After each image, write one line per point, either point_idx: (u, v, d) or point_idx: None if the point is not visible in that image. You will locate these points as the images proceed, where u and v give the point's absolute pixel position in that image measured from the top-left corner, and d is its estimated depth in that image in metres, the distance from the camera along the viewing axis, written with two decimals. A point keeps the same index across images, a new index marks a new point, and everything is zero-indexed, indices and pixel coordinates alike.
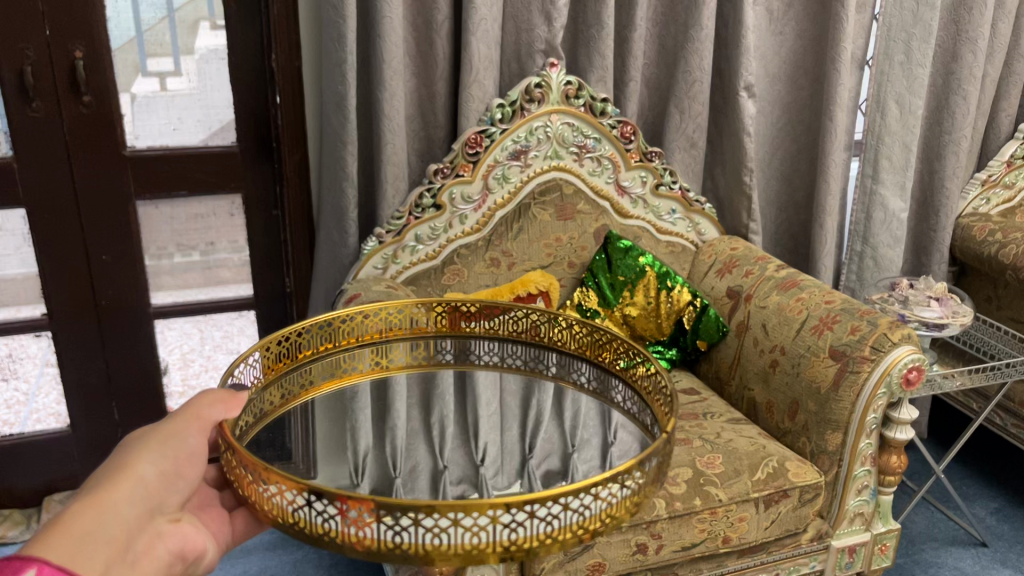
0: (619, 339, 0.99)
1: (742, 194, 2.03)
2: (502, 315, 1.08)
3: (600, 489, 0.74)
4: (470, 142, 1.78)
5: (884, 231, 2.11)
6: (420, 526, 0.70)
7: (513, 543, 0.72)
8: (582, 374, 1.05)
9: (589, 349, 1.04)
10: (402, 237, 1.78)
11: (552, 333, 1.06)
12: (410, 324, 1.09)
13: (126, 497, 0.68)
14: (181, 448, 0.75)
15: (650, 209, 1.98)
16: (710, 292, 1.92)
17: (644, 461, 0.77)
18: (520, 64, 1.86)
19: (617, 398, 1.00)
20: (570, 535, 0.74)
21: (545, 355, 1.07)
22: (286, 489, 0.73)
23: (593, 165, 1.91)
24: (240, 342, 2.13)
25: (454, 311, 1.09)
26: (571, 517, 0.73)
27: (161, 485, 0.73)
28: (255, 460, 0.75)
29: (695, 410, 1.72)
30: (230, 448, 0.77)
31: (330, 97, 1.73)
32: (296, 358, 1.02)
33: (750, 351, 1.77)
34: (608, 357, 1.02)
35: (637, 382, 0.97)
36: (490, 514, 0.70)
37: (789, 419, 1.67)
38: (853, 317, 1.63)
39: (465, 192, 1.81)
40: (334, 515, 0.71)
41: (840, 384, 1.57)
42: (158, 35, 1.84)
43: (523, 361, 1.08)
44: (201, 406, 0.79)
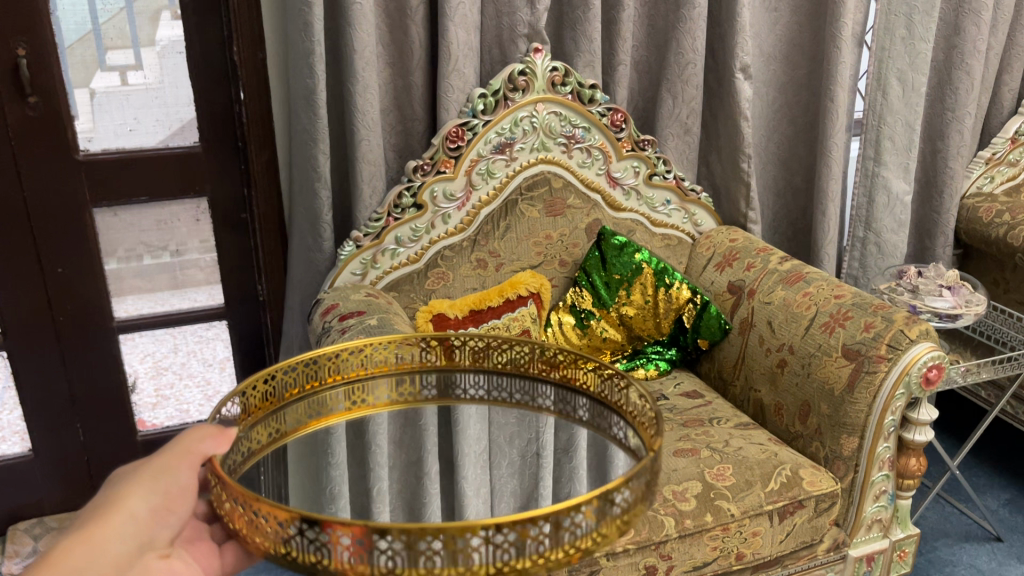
0: (617, 368, 0.83)
1: (740, 182, 1.91)
2: (502, 347, 0.91)
3: (593, 506, 0.64)
4: (451, 136, 1.66)
5: (888, 215, 2.01)
6: (412, 552, 0.60)
7: (507, 564, 0.62)
8: (580, 408, 0.89)
9: (587, 378, 0.89)
10: (382, 240, 1.66)
11: (546, 363, 0.91)
12: (401, 359, 0.94)
13: (108, 539, 0.62)
14: (173, 484, 0.67)
15: (643, 200, 1.86)
16: (709, 287, 1.82)
17: (631, 477, 0.66)
18: (502, 50, 1.73)
19: (614, 429, 0.85)
20: (562, 554, 0.64)
21: (543, 388, 0.92)
22: (275, 518, 0.63)
23: (583, 156, 1.79)
24: (213, 355, 2.00)
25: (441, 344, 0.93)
26: (565, 538, 0.63)
27: (151, 523, 0.65)
28: (244, 489, 0.64)
29: (700, 415, 1.61)
30: (219, 481, 0.66)
31: (299, 92, 1.60)
32: (284, 397, 0.88)
33: (755, 350, 1.68)
34: (605, 385, 0.87)
35: (637, 417, 0.81)
36: (483, 534, 0.61)
37: (800, 423, 1.57)
38: (866, 312, 1.53)
39: (447, 190, 1.69)
40: (324, 542, 0.61)
41: (856, 386, 1.47)
42: (115, 26, 1.70)
43: (517, 396, 0.93)
44: (191, 440, 0.69)
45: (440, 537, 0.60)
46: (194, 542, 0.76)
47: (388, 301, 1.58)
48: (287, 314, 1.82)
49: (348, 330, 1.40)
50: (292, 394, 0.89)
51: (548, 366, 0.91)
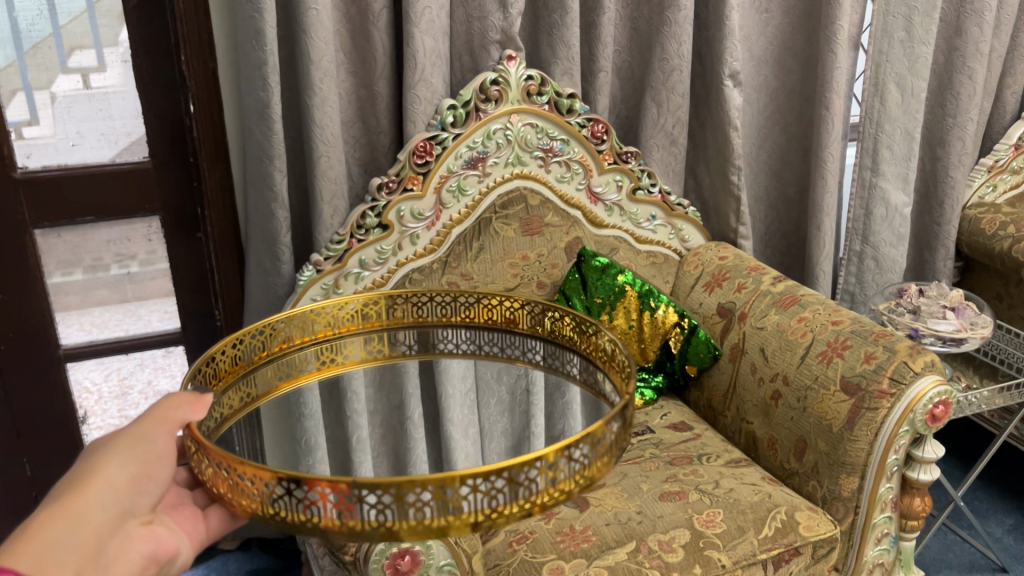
0: (591, 322, 1.07)
1: (729, 195, 1.79)
2: (454, 305, 1.20)
3: (550, 461, 0.81)
4: (418, 151, 1.54)
5: (886, 228, 1.90)
6: (401, 503, 0.77)
7: (483, 511, 0.79)
8: (561, 360, 1.14)
9: (564, 334, 1.13)
10: (344, 264, 1.54)
11: (523, 320, 1.17)
12: (364, 319, 1.21)
13: (89, 507, 0.73)
14: (151, 450, 0.81)
15: (627, 216, 1.74)
16: (698, 309, 1.70)
17: (587, 437, 0.83)
18: (474, 57, 1.61)
19: (597, 380, 1.07)
20: (515, 510, 0.81)
21: (523, 342, 1.18)
22: (264, 480, 0.79)
23: (562, 170, 1.66)
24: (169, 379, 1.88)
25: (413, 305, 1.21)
26: (521, 491, 0.80)
27: (132, 487, 0.78)
28: (227, 456, 0.81)
29: (689, 451, 1.50)
30: (201, 448, 0.84)
31: (252, 105, 1.48)
32: (273, 352, 1.14)
33: (747, 379, 1.56)
34: (582, 340, 1.11)
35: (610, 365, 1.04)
36: (464, 483, 0.77)
37: (795, 459, 1.46)
38: (866, 341, 1.42)
39: (415, 209, 1.56)
40: (309, 500, 0.78)
41: (857, 423, 1.36)
42: (79, 26, 1.58)
43: (499, 348, 1.19)
44: (169, 408, 0.85)
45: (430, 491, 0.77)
46: (179, 507, 0.91)
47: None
48: None
49: None
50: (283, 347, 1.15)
51: (529, 325, 1.17)
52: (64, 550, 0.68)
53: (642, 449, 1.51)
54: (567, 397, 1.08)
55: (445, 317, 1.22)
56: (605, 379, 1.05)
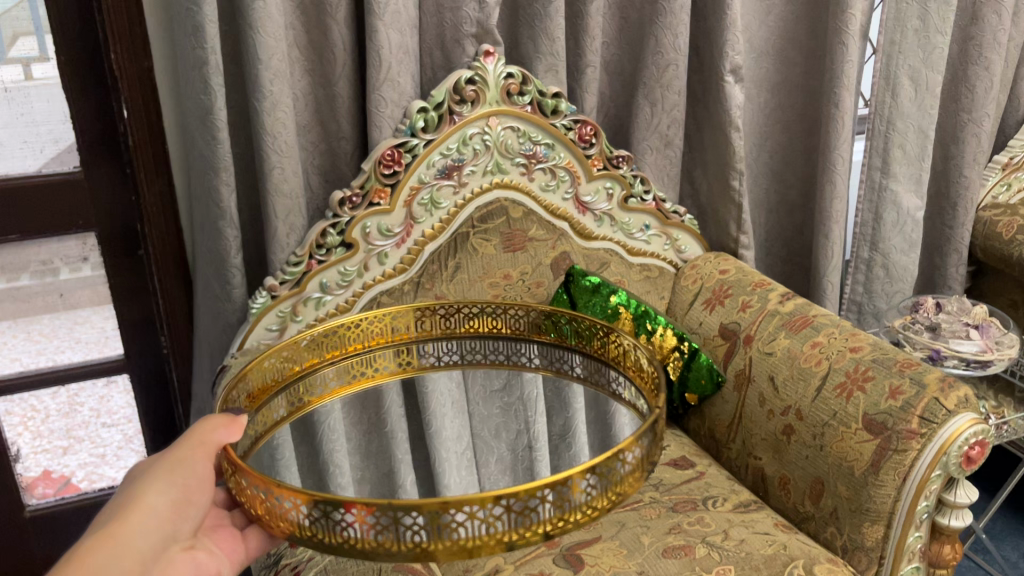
0: (598, 328, 1.13)
1: (730, 201, 1.63)
2: (462, 316, 1.24)
3: (584, 479, 0.79)
4: (385, 160, 1.36)
5: (897, 234, 1.76)
6: (438, 524, 0.76)
7: (518, 531, 0.78)
8: (562, 363, 1.20)
9: (565, 338, 1.19)
10: (303, 288, 1.37)
11: (526, 327, 1.22)
12: (370, 336, 1.22)
13: (129, 536, 0.80)
14: (190, 476, 0.88)
15: (618, 226, 1.58)
16: (698, 329, 1.54)
17: (618, 454, 0.82)
18: (446, 52, 1.43)
19: (609, 383, 1.14)
20: (545, 528, 0.79)
21: (524, 348, 1.23)
22: (300, 503, 0.78)
23: (547, 177, 1.50)
24: (112, 404, 1.72)
25: (409, 320, 1.24)
26: (553, 510, 0.79)
27: (173, 513, 0.87)
28: (265, 479, 0.81)
29: (693, 494, 1.35)
30: (235, 469, 0.84)
31: (193, 110, 1.29)
32: (270, 383, 1.10)
33: (755, 410, 1.41)
34: (587, 343, 1.17)
35: (626, 367, 1.10)
36: (500, 504, 0.76)
37: (811, 503, 1.32)
38: (890, 373, 1.27)
39: (383, 224, 1.39)
40: (349, 522, 0.77)
41: (883, 468, 1.21)
42: (19, 10, 1.38)
43: (503, 355, 1.23)
44: (206, 431, 0.89)
45: (468, 515, 0.76)
46: (218, 530, 0.95)
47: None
48: (196, 372, 1.52)
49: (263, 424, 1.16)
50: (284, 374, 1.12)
51: (530, 331, 1.22)
52: (109, 569, 0.76)
53: (640, 492, 1.35)
54: (568, 416, 1.08)
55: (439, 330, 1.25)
56: (623, 382, 1.10)
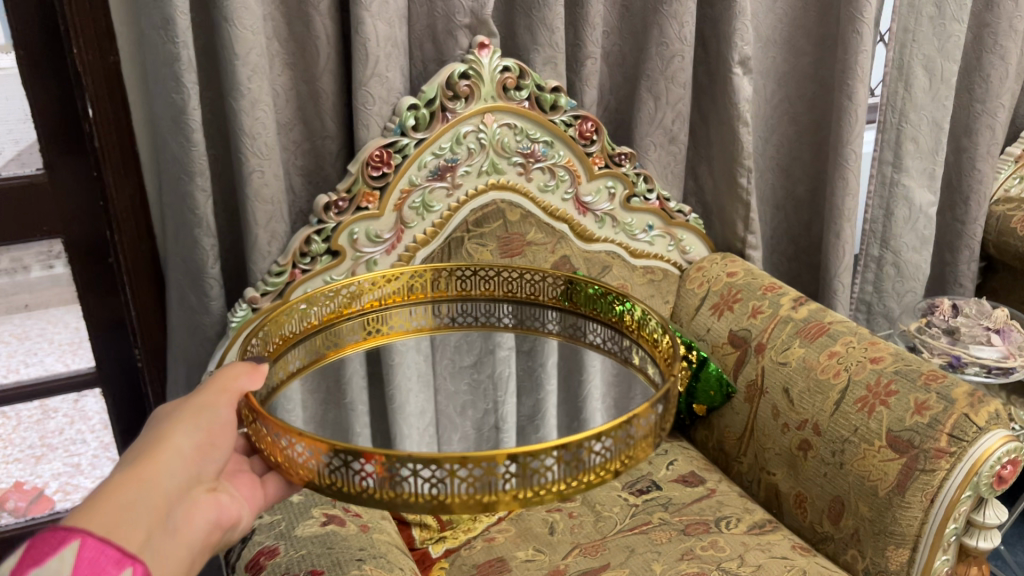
0: (585, 283, 1.12)
1: (737, 199, 1.55)
2: (447, 277, 1.17)
3: (603, 439, 0.75)
4: (374, 161, 1.27)
5: (909, 231, 1.68)
6: (456, 477, 0.72)
7: (535, 490, 0.73)
8: (536, 320, 1.17)
9: (540, 295, 1.17)
10: (286, 300, 1.28)
11: (501, 286, 1.18)
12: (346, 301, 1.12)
13: (158, 474, 0.73)
14: (214, 420, 0.82)
15: (620, 227, 1.49)
16: (705, 335, 1.46)
17: (635, 418, 0.78)
18: (437, 44, 1.33)
19: (588, 337, 1.13)
20: (562, 489, 0.75)
21: (496, 308, 1.18)
22: (319, 451, 0.74)
23: (545, 177, 1.41)
24: (86, 409, 1.66)
25: (394, 284, 1.16)
26: (570, 470, 0.74)
27: (198, 456, 0.79)
28: (285, 427, 0.76)
29: (705, 515, 1.27)
30: (255, 416, 0.80)
31: (164, 110, 1.19)
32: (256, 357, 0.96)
33: (767, 423, 1.34)
34: (565, 300, 1.15)
35: (610, 320, 1.10)
36: (518, 460, 0.72)
37: (830, 523, 1.24)
38: (915, 387, 1.19)
39: (372, 230, 1.30)
40: (366, 472, 0.73)
41: (909, 488, 1.14)
42: None
43: (475, 318, 1.18)
44: (228, 379, 0.85)
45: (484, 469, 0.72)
46: (237, 473, 0.92)
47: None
48: (172, 387, 1.42)
49: None
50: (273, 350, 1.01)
51: (504, 290, 1.18)
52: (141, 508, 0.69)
53: (649, 513, 1.28)
54: (538, 397, 1.07)
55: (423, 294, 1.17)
56: (609, 337, 1.11)
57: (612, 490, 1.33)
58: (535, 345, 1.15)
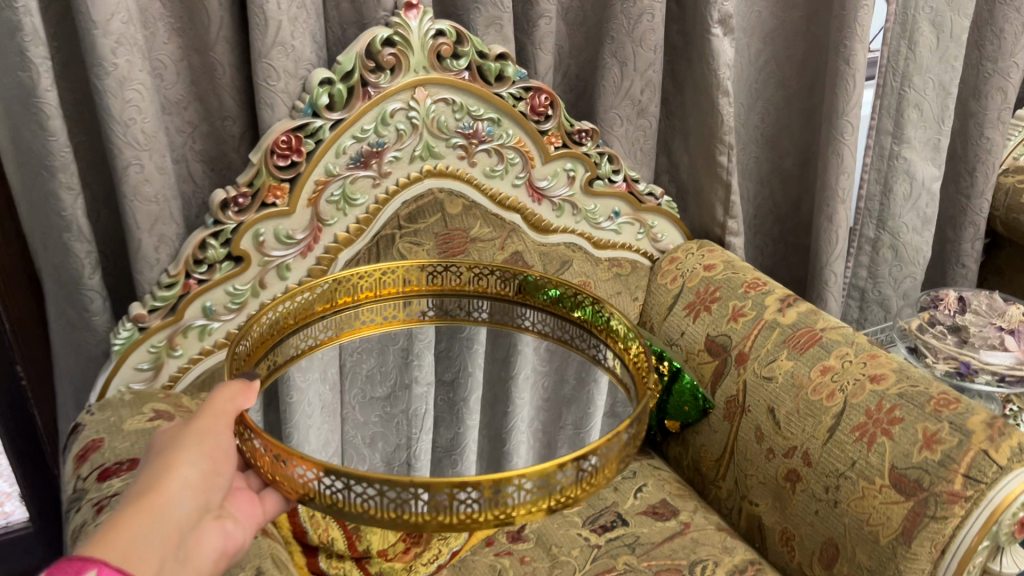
0: (524, 271, 1.02)
1: (716, 180, 1.34)
2: (403, 275, 1.04)
3: (597, 453, 0.72)
4: (280, 148, 1.05)
5: (909, 209, 1.49)
6: (454, 498, 0.68)
7: (531, 506, 0.71)
8: (470, 312, 1.06)
9: (466, 283, 1.05)
10: (180, 316, 1.08)
11: (441, 278, 1.05)
12: (301, 312, 0.97)
13: (166, 506, 0.66)
14: (218, 446, 0.73)
15: (582, 214, 1.29)
16: (678, 340, 1.27)
17: (620, 432, 0.74)
18: (357, 3, 1.10)
19: (527, 323, 1.04)
20: (552, 505, 0.72)
21: (421, 302, 1.06)
22: (312, 470, 0.70)
23: (492, 160, 1.20)
24: None
25: (364, 280, 1.03)
26: (563, 486, 0.71)
27: (206, 484, 0.70)
28: (279, 443, 0.72)
29: (677, 558, 1.10)
30: (256, 435, 0.74)
31: (12, 91, 0.96)
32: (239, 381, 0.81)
33: (749, 446, 1.16)
34: (502, 288, 1.04)
35: (548, 307, 1.03)
36: (517, 482, 0.69)
37: (821, 567, 1.08)
38: (924, 415, 1.01)
39: (282, 230, 1.09)
40: (361, 493, 0.69)
41: (917, 538, 0.96)
42: None
43: (395, 312, 1.05)
44: (224, 399, 0.75)
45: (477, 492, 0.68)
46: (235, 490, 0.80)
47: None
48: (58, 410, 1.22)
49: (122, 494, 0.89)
50: (249, 357, 0.87)
51: (440, 282, 1.05)
52: (148, 544, 0.62)
53: (613, 557, 1.10)
54: (458, 429, 0.94)
55: (394, 289, 1.05)
56: (552, 321, 1.03)
57: (571, 528, 1.16)
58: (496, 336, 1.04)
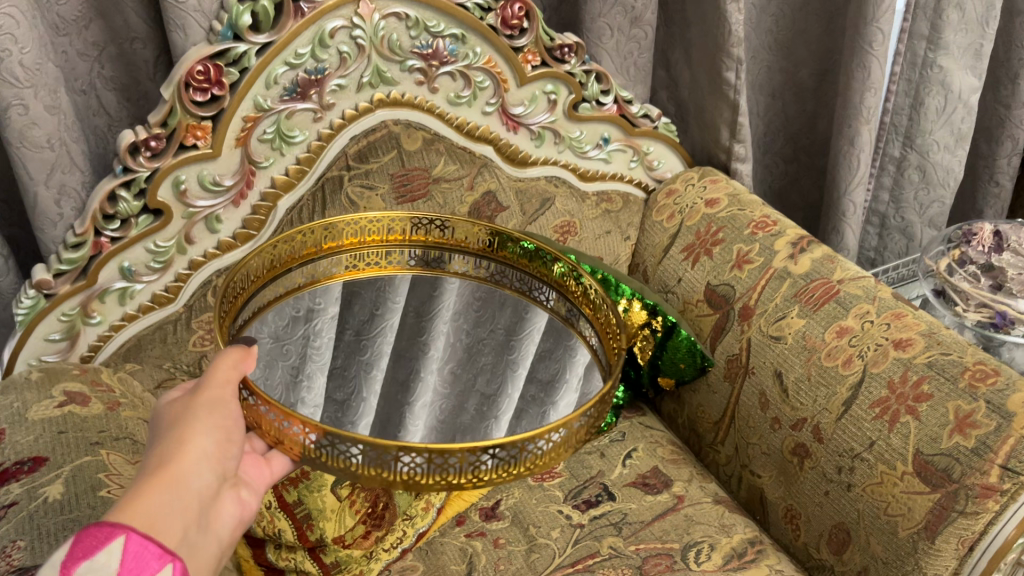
0: (468, 220, 0.90)
1: (721, 98, 1.16)
2: (353, 228, 0.88)
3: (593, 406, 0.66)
4: (196, 80, 0.87)
5: (942, 124, 1.30)
6: (456, 458, 0.60)
7: (533, 463, 0.63)
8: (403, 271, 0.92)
9: (420, 233, 0.91)
10: (94, 279, 0.92)
11: (374, 228, 0.90)
12: (265, 265, 0.80)
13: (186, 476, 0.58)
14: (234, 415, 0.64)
15: (564, 141, 1.14)
16: (675, 287, 1.13)
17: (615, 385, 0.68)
18: None
19: (450, 267, 0.93)
20: (546, 463, 0.65)
21: (330, 261, 0.88)
22: (303, 426, 0.61)
23: (456, 84, 1.03)
24: None
25: (331, 228, 0.86)
26: (562, 443, 0.64)
27: (224, 453, 0.62)
28: (267, 397, 0.62)
29: (669, 539, 0.99)
30: (249, 394, 0.63)
31: None
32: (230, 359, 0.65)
33: (752, 412, 1.03)
34: (445, 234, 0.92)
35: (486, 252, 0.92)
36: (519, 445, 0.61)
37: (830, 551, 0.96)
38: (958, 390, 0.86)
39: (208, 175, 0.93)
40: (356, 452, 0.60)
41: (943, 535, 0.84)
42: None
43: (309, 278, 0.87)
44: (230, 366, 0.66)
45: (366, 450, 0.59)
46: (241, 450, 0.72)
47: (123, 417, 0.88)
48: None
49: (19, 506, 0.75)
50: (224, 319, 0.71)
51: (366, 232, 0.89)
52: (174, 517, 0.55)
53: (597, 539, 0.98)
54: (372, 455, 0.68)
55: (357, 240, 0.89)
56: (499, 270, 0.92)
57: (552, 504, 1.04)
58: (425, 286, 0.91)
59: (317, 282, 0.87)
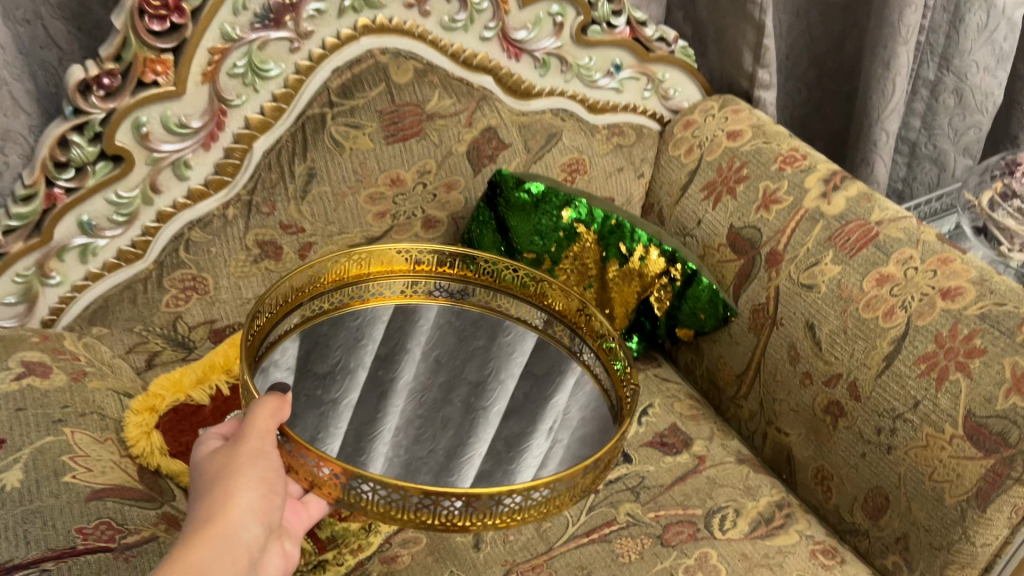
0: (481, 255, 0.84)
1: (744, 18, 1.05)
2: (357, 261, 0.81)
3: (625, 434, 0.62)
4: (152, 6, 0.76)
5: (983, 43, 1.18)
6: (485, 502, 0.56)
7: (562, 499, 0.59)
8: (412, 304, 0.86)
9: (425, 265, 0.85)
10: (49, 236, 0.82)
11: (377, 260, 0.82)
12: (273, 310, 0.72)
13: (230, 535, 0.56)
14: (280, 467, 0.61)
15: (573, 70, 1.04)
16: (693, 230, 1.05)
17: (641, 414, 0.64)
18: None
19: (451, 295, 0.87)
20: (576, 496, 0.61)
21: (326, 297, 0.80)
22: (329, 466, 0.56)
23: (452, 7, 0.92)
24: None
25: (341, 260, 0.79)
26: (592, 477, 0.60)
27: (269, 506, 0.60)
28: (295, 436, 0.58)
29: (691, 504, 0.91)
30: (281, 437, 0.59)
31: None
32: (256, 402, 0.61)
33: (780, 366, 0.95)
34: (448, 265, 0.85)
35: (487, 285, 0.86)
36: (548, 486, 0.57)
37: (864, 516, 0.89)
38: (1016, 345, 0.77)
39: (172, 115, 0.82)
40: (384, 493, 0.56)
41: (996, 503, 0.76)
42: None
43: (307, 316, 0.79)
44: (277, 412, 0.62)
45: (357, 483, 0.56)
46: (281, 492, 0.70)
47: (89, 389, 0.79)
48: None
49: None
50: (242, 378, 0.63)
51: (367, 265, 0.82)
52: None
53: (613, 505, 0.90)
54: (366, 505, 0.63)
55: (363, 270, 0.82)
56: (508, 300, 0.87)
57: None
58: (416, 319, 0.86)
59: (314, 317, 0.80)
